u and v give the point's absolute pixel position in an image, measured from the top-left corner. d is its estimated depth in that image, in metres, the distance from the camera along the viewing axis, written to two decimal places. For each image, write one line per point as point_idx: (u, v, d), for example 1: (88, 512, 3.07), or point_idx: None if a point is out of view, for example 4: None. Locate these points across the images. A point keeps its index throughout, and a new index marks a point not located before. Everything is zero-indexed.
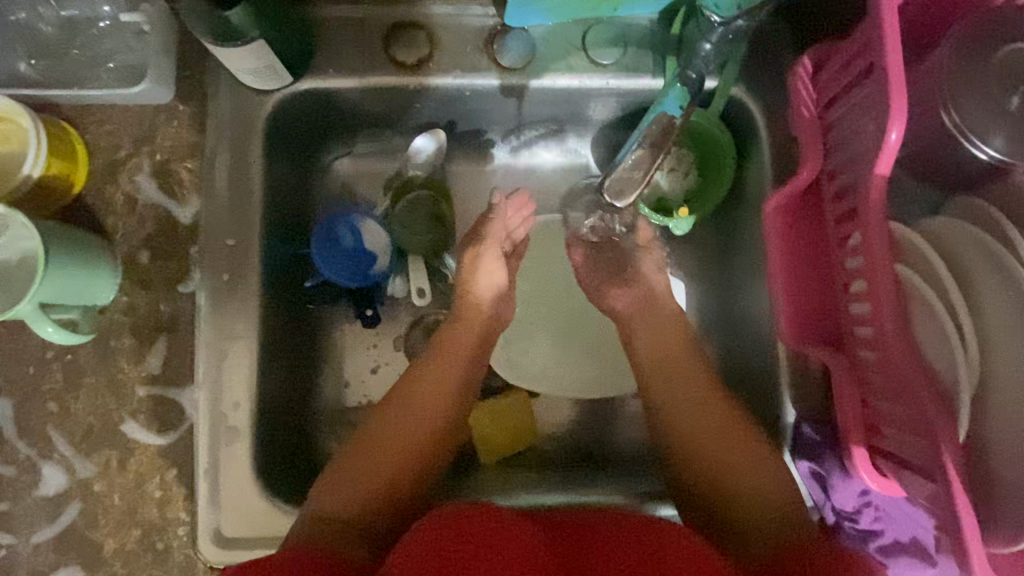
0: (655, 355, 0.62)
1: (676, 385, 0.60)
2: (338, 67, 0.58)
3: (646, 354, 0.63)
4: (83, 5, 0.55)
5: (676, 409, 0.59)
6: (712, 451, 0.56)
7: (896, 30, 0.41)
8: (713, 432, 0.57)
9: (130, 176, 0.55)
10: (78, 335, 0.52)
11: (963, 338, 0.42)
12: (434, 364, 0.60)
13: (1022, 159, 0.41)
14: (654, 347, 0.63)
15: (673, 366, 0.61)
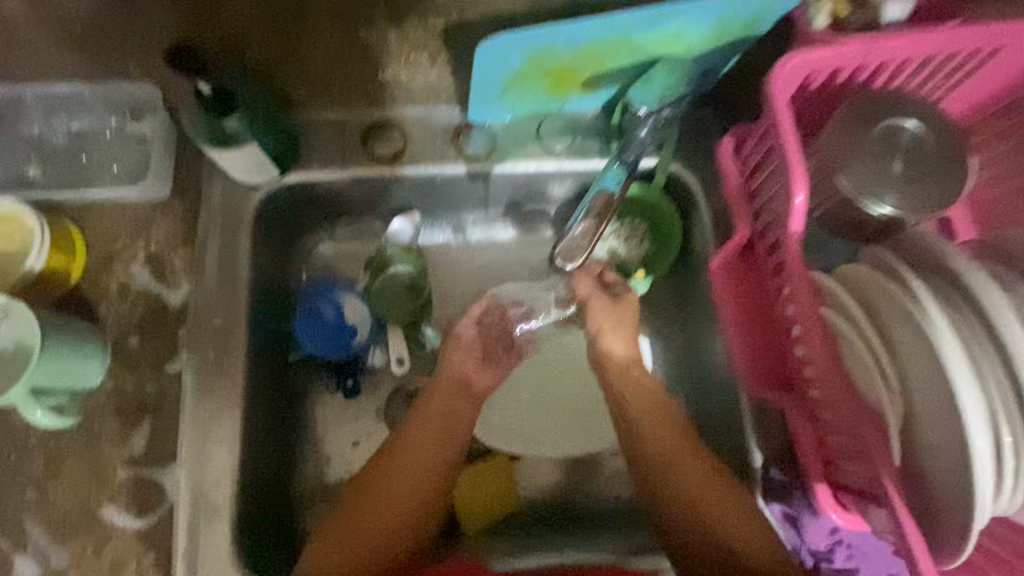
0: (639, 409, 0.61)
1: (658, 438, 0.60)
2: (320, 161, 0.64)
3: (627, 405, 0.62)
4: (92, 118, 0.61)
5: (660, 465, 0.59)
6: (694, 506, 0.57)
7: (788, 116, 0.49)
8: (695, 486, 0.57)
9: (124, 265, 0.59)
10: (66, 419, 0.53)
11: (890, 379, 0.45)
12: (421, 433, 0.61)
13: (912, 214, 0.49)
14: (636, 403, 0.61)
15: (654, 416, 0.60)
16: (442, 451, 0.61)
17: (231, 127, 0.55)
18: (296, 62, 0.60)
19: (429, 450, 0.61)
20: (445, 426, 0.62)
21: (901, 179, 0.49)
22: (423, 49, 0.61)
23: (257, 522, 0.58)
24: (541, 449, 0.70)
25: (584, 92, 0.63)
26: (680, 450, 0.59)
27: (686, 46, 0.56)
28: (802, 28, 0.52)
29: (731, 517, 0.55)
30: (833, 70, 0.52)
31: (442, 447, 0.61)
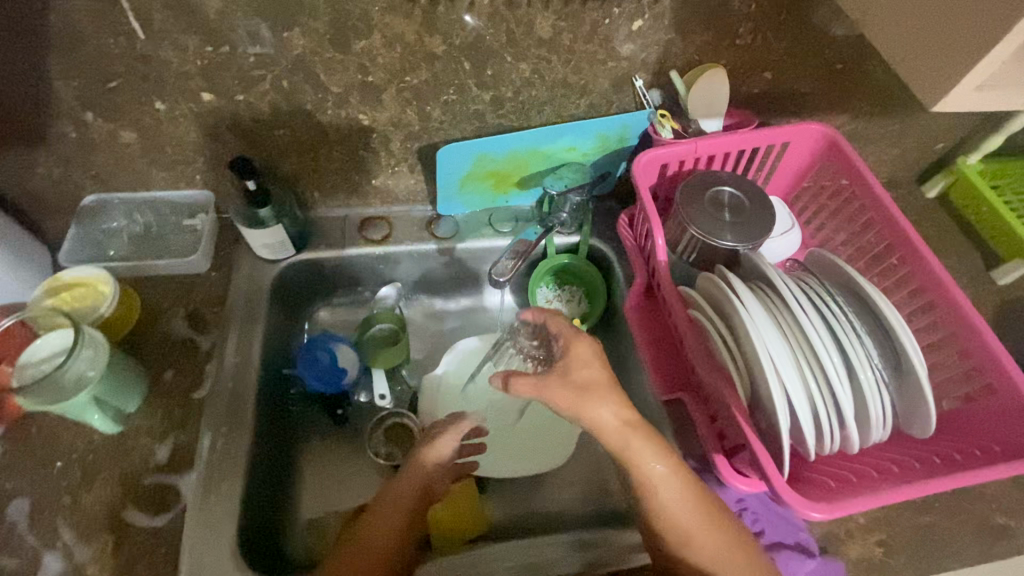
0: (674, 491, 0.57)
1: (689, 518, 0.57)
2: (325, 245, 0.85)
3: (658, 485, 0.57)
4: (160, 216, 0.82)
5: (697, 544, 0.57)
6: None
7: (646, 191, 0.74)
8: (727, 557, 0.57)
9: (167, 320, 0.77)
10: (115, 423, 0.67)
11: (735, 355, 0.63)
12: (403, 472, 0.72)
13: (744, 245, 0.71)
14: (672, 488, 0.57)
15: (685, 491, 0.58)
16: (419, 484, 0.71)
17: (263, 215, 0.77)
18: (313, 174, 0.82)
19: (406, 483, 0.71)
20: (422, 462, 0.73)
21: (730, 223, 0.71)
22: (405, 164, 0.83)
23: (254, 543, 0.67)
24: (507, 470, 0.82)
25: (520, 189, 0.88)
26: (711, 519, 0.57)
27: (582, 155, 0.83)
28: (656, 137, 0.78)
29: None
30: (676, 162, 0.78)
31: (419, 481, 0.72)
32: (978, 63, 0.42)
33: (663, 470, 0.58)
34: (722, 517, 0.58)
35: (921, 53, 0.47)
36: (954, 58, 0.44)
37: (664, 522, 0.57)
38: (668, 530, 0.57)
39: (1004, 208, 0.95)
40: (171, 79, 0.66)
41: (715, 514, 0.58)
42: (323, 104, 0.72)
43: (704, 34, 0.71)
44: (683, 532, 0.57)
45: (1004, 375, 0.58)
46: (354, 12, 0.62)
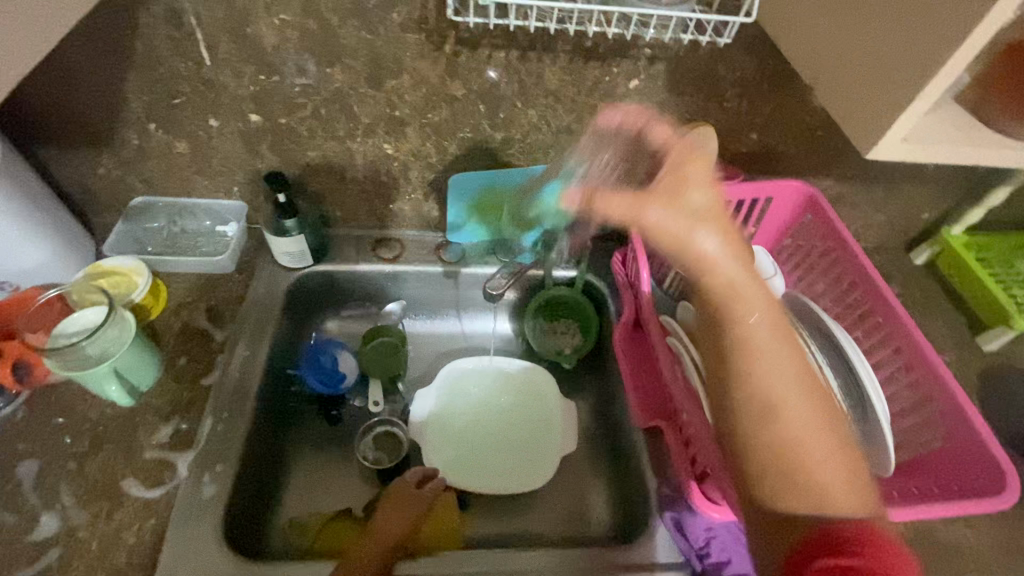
0: (776, 352, 0.51)
1: (793, 389, 0.50)
2: (340, 259, 0.93)
3: (758, 342, 0.51)
4: (196, 221, 0.91)
5: (787, 414, 0.49)
6: (824, 470, 0.48)
7: (635, 232, 0.80)
8: (820, 435, 0.49)
9: (189, 312, 0.84)
10: (128, 397, 0.73)
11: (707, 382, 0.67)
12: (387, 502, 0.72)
13: None
14: (772, 349, 0.51)
15: (787, 357, 0.51)
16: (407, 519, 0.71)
17: (288, 225, 0.85)
18: (338, 195, 0.91)
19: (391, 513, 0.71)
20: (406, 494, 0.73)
21: None
22: (421, 192, 0.91)
23: (239, 526, 0.70)
24: (489, 486, 0.83)
25: None
26: (814, 399, 0.50)
27: None
28: None
29: (846, 470, 0.48)
30: None
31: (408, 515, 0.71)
32: (896, 122, 0.53)
33: (763, 326, 0.52)
34: (820, 396, 0.51)
35: (864, 103, 0.56)
36: (890, 103, 0.53)
37: (746, 385, 0.51)
38: (762, 399, 0.50)
39: (987, 277, 0.99)
40: (227, 100, 0.76)
41: (814, 392, 0.51)
42: (353, 131, 0.81)
43: (694, 95, 0.80)
44: (771, 398, 0.50)
45: (954, 406, 0.63)
46: (388, 56, 0.72)
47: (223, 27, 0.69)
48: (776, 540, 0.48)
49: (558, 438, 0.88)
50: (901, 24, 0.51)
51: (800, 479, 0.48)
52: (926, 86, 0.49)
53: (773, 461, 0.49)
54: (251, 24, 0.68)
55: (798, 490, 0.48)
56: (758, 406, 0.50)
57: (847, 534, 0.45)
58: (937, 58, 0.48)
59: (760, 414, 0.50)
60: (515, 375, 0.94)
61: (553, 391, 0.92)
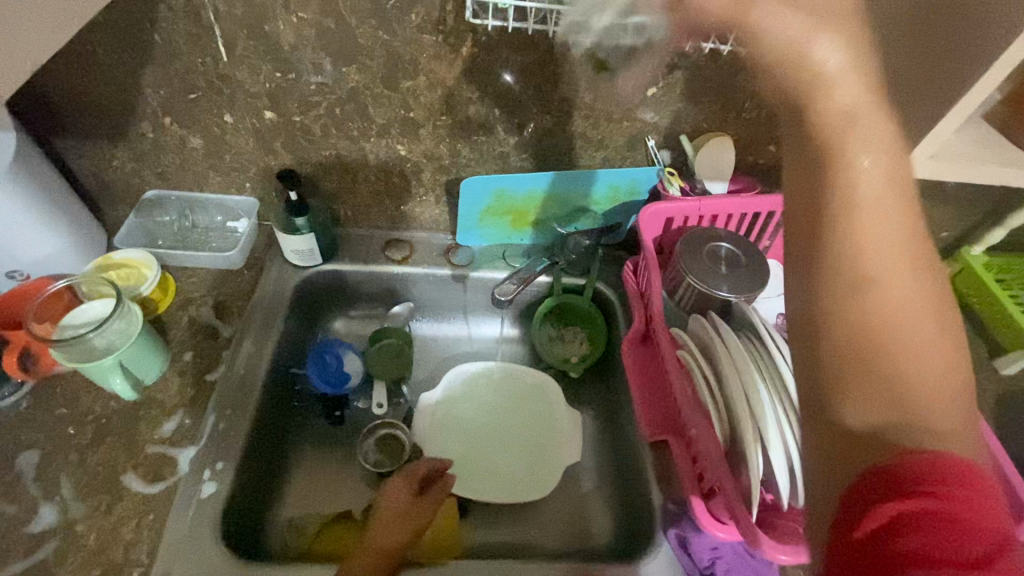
0: (890, 211, 0.38)
1: (900, 265, 0.37)
2: (349, 259, 0.92)
3: (864, 193, 0.38)
4: (207, 215, 0.91)
5: (887, 285, 0.37)
6: (920, 378, 0.35)
7: (647, 242, 0.80)
8: (917, 328, 0.36)
9: (197, 307, 0.83)
10: (132, 391, 0.72)
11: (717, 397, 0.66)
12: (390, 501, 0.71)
13: (740, 296, 0.75)
14: (881, 201, 0.38)
15: (905, 220, 0.38)
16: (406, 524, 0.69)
17: (299, 224, 0.85)
18: (349, 195, 0.90)
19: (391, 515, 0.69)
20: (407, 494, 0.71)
21: (725, 275, 0.76)
22: (433, 194, 0.91)
23: (238, 525, 0.69)
24: (491, 494, 0.83)
25: (534, 229, 0.95)
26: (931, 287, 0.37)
27: (595, 203, 0.90)
28: (663, 193, 0.85)
29: (945, 383, 0.35)
30: (680, 218, 0.84)
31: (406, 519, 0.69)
32: (927, 138, 0.54)
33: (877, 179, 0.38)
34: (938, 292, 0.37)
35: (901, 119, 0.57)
36: (923, 118, 0.54)
37: (834, 237, 0.38)
38: (858, 257, 0.37)
39: (1005, 298, 0.96)
40: (242, 97, 0.76)
41: (921, 267, 0.38)
42: (367, 131, 0.81)
43: (712, 105, 0.79)
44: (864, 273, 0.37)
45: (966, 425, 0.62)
46: (405, 56, 0.72)
47: (240, 24, 0.69)
48: (841, 462, 0.35)
49: (562, 447, 0.87)
50: (938, 38, 0.52)
51: (885, 380, 0.35)
52: (957, 104, 0.50)
53: (844, 353, 0.36)
54: (269, 22, 0.68)
55: (879, 395, 0.35)
56: (846, 282, 0.37)
57: (917, 466, 0.32)
58: (968, 77, 0.49)
59: (855, 276, 0.37)
60: (521, 381, 0.93)
61: (559, 400, 0.91)
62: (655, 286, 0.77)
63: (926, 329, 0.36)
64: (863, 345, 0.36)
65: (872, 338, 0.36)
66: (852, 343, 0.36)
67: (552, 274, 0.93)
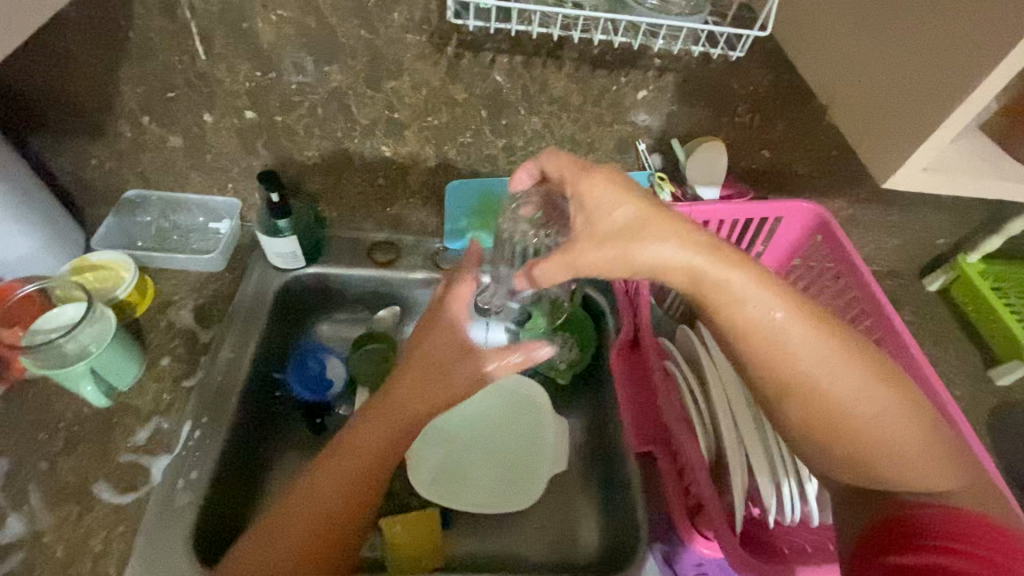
0: (809, 350, 0.51)
1: (834, 377, 0.50)
2: (334, 261, 0.91)
3: (784, 347, 0.51)
4: (188, 216, 0.89)
5: (843, 401, 0.50)
6: (907, 448, 0.49)
7: None
8: (891, 409, 0.50)
9: (176, 310, 0.82)
10: (104, 398, 0.71)
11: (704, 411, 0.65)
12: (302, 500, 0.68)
13: None
14: (804, 344, 0.51)
15: (828, 345, 0.51)
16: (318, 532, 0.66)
17: (281, 226, 0.83)
18: (334, 196, 0.88)
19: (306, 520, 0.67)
20: (316, 493, 0.68)
21: None
22: (420, 197, 0.89)
23: (212, 537, 0.67)
24: (474, 504, 0.81)
25: None
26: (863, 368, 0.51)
27: None
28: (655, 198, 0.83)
29: (921, 440, 0.50)
30: None
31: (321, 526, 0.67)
32: (918, 151, 0.52)
33: (802, 332, 0.51)
34: (876, 365, 0.51)
35: (889, 129, 0.55)
36: (913, 132, 0.52)
37: (787, 385, 0.51)
38: (799, 399, 0.51)
39: (1003, 308, 0.95)
40: (222, 96, 0.74)
41: (860, 351, 0.51)
42: (351, 132, 0.79)
43: (705, 109, 0.77)
44: (809, 399, 0.51)
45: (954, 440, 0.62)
46: (389, 57, 0.70)
47: (218, 21, 0.66)
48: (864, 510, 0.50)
49: (549, 455, 0.85)
50: (925, 48, 0.50)
51: (873, 457, 0.50)
52: (956, 111, 0.48)
53: (824, 454, 0.52)
54: (247, 19, 0.66)
55: (844, 468, 0.52)
56: (809, 410, 0.51)
57: (938, 525, 0.45)
58: (966, 85, 0.46)
59: (809, 416, 0.51)
60: (509, 388, 0.91)
61: (546, 408, 0.89)
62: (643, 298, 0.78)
63: (860, 406, 0.50)
64: (842, 445, 0.51)
65: (851, 443, 0.50)
66: (829, 440, 0.51)
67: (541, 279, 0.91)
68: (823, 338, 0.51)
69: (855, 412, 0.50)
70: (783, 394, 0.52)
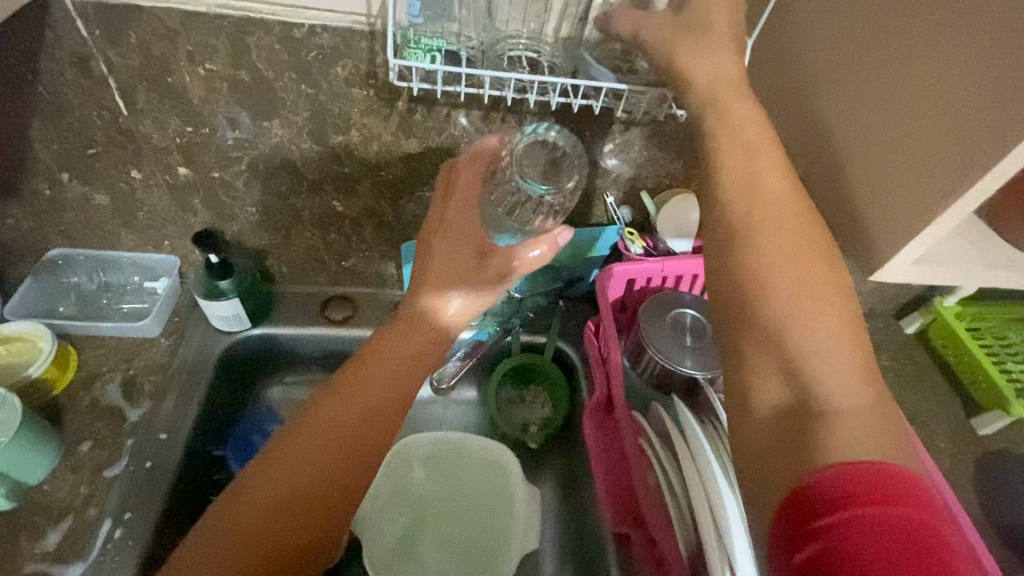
0: (757, 180, 0.48)
1: (775, 218, 0.46)
2: (284, 321, 0.83)
3: (734, 160, 0.49)
4: (120, 276, 0.82)
5: (771, 251, 0.44)
6: (822, 332, 0.41)
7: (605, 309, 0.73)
8: (813, 279, 0.43)
9: (102, 385, 0.75)
10: (9, 499, 0.65)
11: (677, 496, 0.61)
12: (272, 464, 0.50)
13: (706, 373, 0.69)
14: (765, 176, 0.48)
15: (777, 183, 0.47)
16: (298, 510, 0.49)
17: (223, 288, 0.75)
18: (284, 251, 0.81)
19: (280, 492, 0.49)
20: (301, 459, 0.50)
21: (690, 348, 0.71)
22: (377, 250, 0.83)
23: None
24: None
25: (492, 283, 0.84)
26: (796, 219, 0.46)
27: (554, 261, 0.83)
28: (626, 252, 0.78)
29: (842, 325, 0.41)
30: (643, 278, 0.79)
31: (302, 500, 0.49)
32: (908, 244, 0.53)
33: (776, 190, 0.47)
34: (816, 241, 0.45)
35: (880, 214, 0.55)
36: (901, 228, 0.53)
37: (728, 216, 0.47)
38: (727, 229, 0.46)
39: (982, 354, 0.92)
40: (149, 152, 0.67)
41: (804, 219, 0.46)
42: (297, 188, 0.73)
43: (674, 160, 0.73)
44: (759, 252, 0.44)
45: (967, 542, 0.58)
46: (334, 111, 0.64)
47: (139, 76, 0.60)
48: (773, 467, 0.39)
49: (518, 530, 0.78)
50: (913, 143, 0.50)
51: (773, 337, 0.41)
52: (969, 189, 0.46)
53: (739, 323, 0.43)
54: (172, 73, 0.60)
55: (770, 362, 0.41)
56: (747, 267, 0.44)
57: (846, 485, 0.35)
58: (956, 186, 0.47)
59: (730, 256, 0.45)
60: (475, 452, 0.84)
61: (516, 476, 0.81)
62: (615, 363, 0.71)
63: (788, 263, 0.43)
64: (763, 316, 0.42)
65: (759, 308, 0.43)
66: (747, 300, 0.43)
67: (509, 335, 0.86)
68: (772, 173, 0.48)
69: (777, 263, 0.43)
70: (735, 242, 0.45)
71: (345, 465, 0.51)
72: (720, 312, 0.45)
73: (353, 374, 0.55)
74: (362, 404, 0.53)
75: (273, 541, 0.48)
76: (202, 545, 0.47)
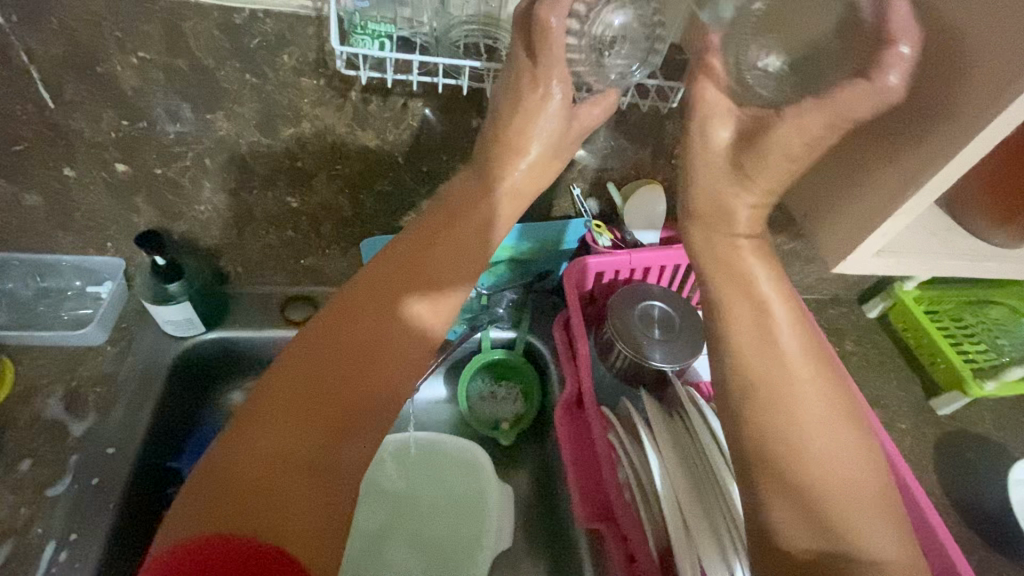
0: (776, 313, 0.45)
1: (798, 363, 0.43)
2: (241, 324, 0.80)
3: (751, 285, 0.46)
4: (60, 280, 0.77)
5: (802, 395, 0.42)
6: (852, 481, 0.40)
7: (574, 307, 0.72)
8: (840, 427, 0.41)
9: (42, 400, 0.71)
10: None
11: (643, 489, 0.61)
12: (363, 300, 0.45)
13: (674, 364, 0.69)
14: (781, 308, 0.45)
15: (791, 313, 0.45)
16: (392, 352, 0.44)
17: (172, 291, 0.72)
18: (237, 250, 0.77)
19: (354, 350, 0.43)
20: (302, 414, 0.40)
21: (660, 340, 0.70)
22: (338, 246, 0.79)
23: None
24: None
25: None
26: (819, 364, 0.44)
27: (521, 254, 0.81)
28: (594, 245, 0.78)
29: (870, 471, 0.40)
30: (611, 271, 0.78)
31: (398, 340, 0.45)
32: (866, 238, 0.53)
33: (796, 348, 0.44)
34: (837, 384, 0.44)
35: (850, 204, 0.55)
36: (865, 218, 0.53)
37: (744, 352, 0.44)
38: (746, 368, 0.44)
39: (940, 336, 0.94)
40: (83, 149, 0.63)
41: (825, 363, 0.44)
42: (247, 184, 0.69)
43: (641, 151, 0.71)
44: (787, 404, 0.42)
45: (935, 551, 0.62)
46: (282, 102, 0.61)
47: (65, 65, 0.55)
48: None
49: (490, 526, 0.77)
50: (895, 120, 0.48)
51: (805, 484, 0.39)
52: (933, 176, 0.45)
53: (766, 467, 0.41)
54: (102, 62, 0.55)
55: (802, 513, 0.39)
56: (769, 406, 0.42)
57: None
58: (921, 171, 0.46)
59: (754, 396, 0.43)
60: (445, 451, 0.82)
61: (487, 473, 0.79)
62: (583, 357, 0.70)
63: (818, 412, 0.42)
64: (797, 475, 0.40)
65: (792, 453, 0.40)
66: (774, 449, 0.41)
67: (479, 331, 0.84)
68: (788, 309, 0.46)
69: (809, 412, 0.42)
70: (756, 391, 0.43)
71: (360, 420, 0.42)
72: (745, 443, 0.42)
73: (442, 215, 0.51)
74: (378, 336, 0.44)
75: (363, 384, 0.43)
76: (273, 388, 0.41)
